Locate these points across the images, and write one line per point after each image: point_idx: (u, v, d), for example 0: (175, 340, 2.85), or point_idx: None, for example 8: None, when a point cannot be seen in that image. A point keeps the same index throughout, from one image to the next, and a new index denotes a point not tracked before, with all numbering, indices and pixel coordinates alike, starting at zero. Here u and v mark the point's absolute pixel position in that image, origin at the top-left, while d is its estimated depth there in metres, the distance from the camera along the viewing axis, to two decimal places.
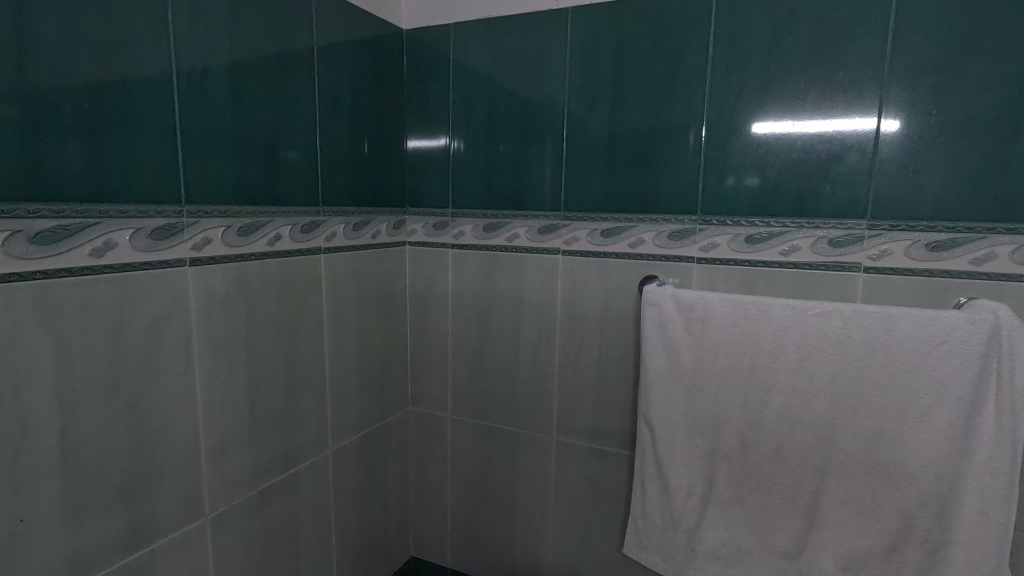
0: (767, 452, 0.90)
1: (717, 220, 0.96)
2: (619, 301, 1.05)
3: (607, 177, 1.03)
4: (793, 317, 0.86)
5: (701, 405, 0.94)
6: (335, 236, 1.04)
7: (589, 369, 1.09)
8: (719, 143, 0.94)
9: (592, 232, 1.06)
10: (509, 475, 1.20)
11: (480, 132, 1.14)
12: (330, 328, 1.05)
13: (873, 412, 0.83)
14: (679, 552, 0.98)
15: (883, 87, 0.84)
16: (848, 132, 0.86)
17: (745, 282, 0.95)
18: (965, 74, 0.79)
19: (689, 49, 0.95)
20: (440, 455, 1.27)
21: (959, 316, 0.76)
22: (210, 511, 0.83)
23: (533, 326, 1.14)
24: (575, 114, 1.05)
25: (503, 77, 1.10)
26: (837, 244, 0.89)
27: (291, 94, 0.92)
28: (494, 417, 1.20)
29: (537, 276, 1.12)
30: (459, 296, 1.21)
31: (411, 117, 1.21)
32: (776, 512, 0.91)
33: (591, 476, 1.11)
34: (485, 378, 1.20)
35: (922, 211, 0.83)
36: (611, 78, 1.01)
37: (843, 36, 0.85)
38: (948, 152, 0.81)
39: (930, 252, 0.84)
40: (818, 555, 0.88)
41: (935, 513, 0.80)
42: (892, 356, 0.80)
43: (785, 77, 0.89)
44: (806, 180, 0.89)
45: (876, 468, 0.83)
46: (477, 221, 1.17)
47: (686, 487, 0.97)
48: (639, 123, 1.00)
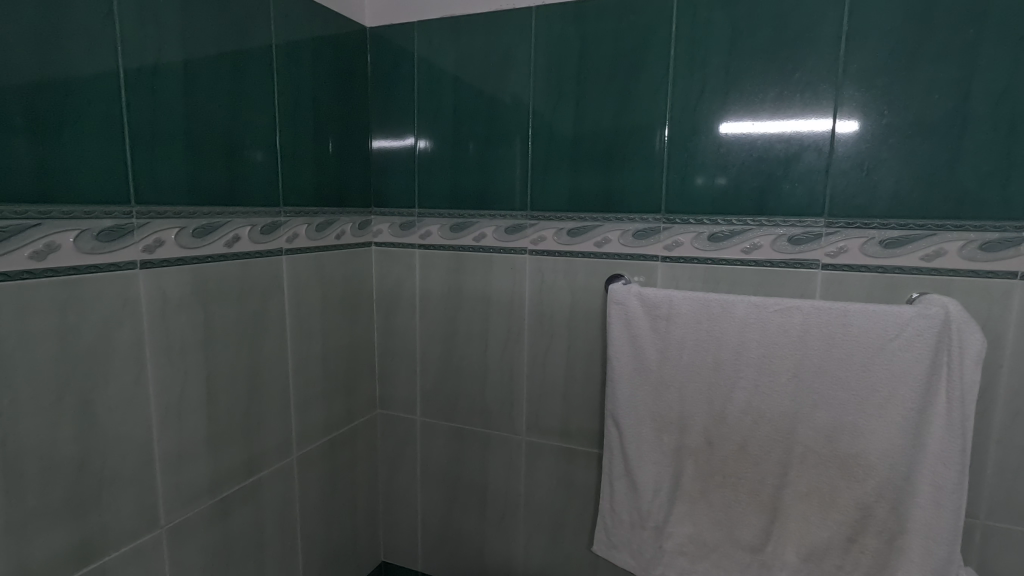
0: (730, 448, 0.92)
1: (680, 218, 0.97)
2: (586, 300, 1.05)
3: (572, 176, 1.04)
4: (754, 314, 0.87)
5: (667, 402, 0.95)
6: (298, 237, 1.02)
7: (558, 368, 1.09)
8: (681, 142, 0.95)
9: (558, 231, 1.06)
10: (480, 476, 1.19)
11: (446, 131, 1.13)
12: (294, 332, 1.03)
13: (832, 406, 0.84)
14: (647, 549, 0.99)
15: (838, 87, 0.85)
16: (805, 132, 0.88)
17: (708, 280, 0.96)
18: (916, 75, 0.81)
19: (651, 49, 0.95)
20: (410, 457, 1.26)
21: (912, 311, 0.78)
22: (166, 520, 0.81)
23: (501, 326, 1.13)
24: (540, 114, 1.05)
25: (468, 76, 1.10)
26: (796, 242, 0.90)
27: (248, 93, 0.90)
28: (464, 418, 1.19)
29: (504, 276, 1.12)
30: (427, 297, 1.20)
31: (376, 116, 1.20)
32: (740, 506, 0.92)
33: (561, 474, 1.11)
34: (454, 379, 1.19)
35: (876, 209, 0.85)
36: (576, 77, 1.01)
37: (799, 37, 0.86)
38: (900, 152, 0.83)
39: (884, 248, 0.86)
40: (781, 547, 0.89)
41: (890, 503, 0.82)
42: (849, 351, 0.82)
43: (744, 78, 0.90)
44: (766, 179, 0.91)
45: (835, 461, 0.85)
46: (443, 221, 1.16)
47: (653, 484, 0.97)
48: (603, 123, 1.00)
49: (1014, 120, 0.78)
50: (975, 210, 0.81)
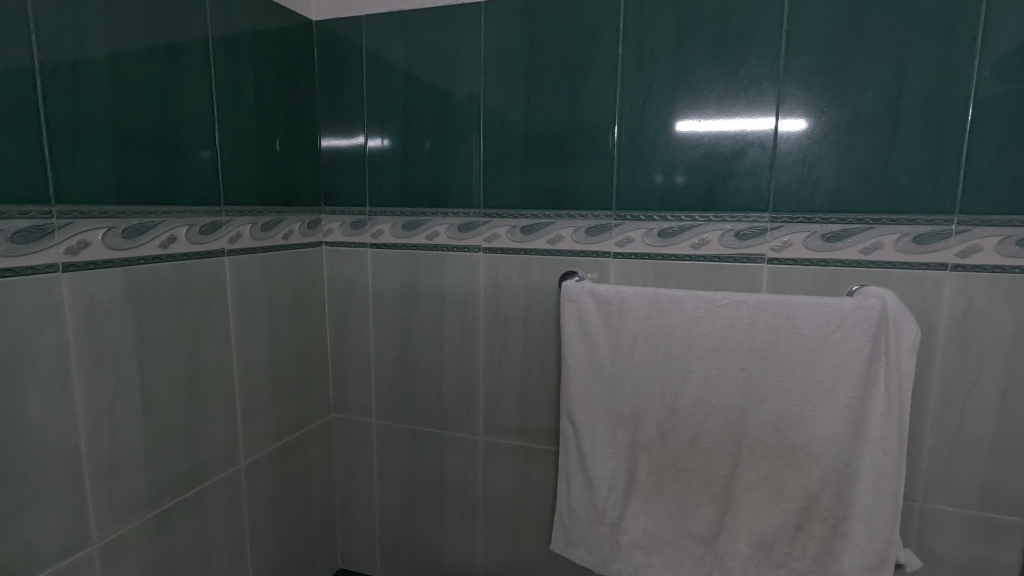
0: (683, 441, 0.92)
1: (631, 215, 0.97)
2: (540, 297, 1.05)
3: (524, 173, 1.03)
4: (704, 308, 0.88)
5: (620, 397, 0.95)
6: (241, 237, 0.98)
7: (514, 366, 1.08)
8: (631, 140, 0.96)
9: (511, 228, 1.05)
10: (438, 478, 1.17)
11: (397, 128, 1.11)
12: (239, 335, 0.99)
13: (779, 397, 0.86)
14: (604, 545, 0.99)
15: (780, 85, 0.87)
16: (749, 129, 0.89)
17: (659, 276, 0.97)
18: (852, 73, 0.84)
19: (600, 47, 0.95)
20: (366, 461, 1.24)
21: (851, 302, 0.81)
22: (98, 536, 0.77)
23: (456, 325, 1.12)
24: (492, 110, 1.04)
25: (418, 72, 1.08)
26: (743, 236, 0.92)
27: (182, 87, 0.86)
28: (420, 420, 1.17)
29: (458, 274, 1.10)
30: (380, 297, 1.17)
31: (325, 114, 1.17)
32: (693, 498, 0.93)
33: (519, 473, 1.11)
34: (410, 380, 1.17)
35: (818, 204, 0.88)
36: (526, 74, 1.00)
37: (742, 35, 0.88)
38: (840, 148, 0.85)
39: (826, 242, 0.88)
40: (733, 538, 0.91)
41: (834, 490, 0.85)
42: (794, 342, 0.84)
43: (691, 76, 0.91)
44: (713, 175, 0.92)
45: (782, 451, 0.87)
46: (396, 219, 1.14)
47: (609, 480, 0.98)
48: (555, 120, 1.00)
49: (943, 118, 0.81)
50: (908, 204, 0.84)
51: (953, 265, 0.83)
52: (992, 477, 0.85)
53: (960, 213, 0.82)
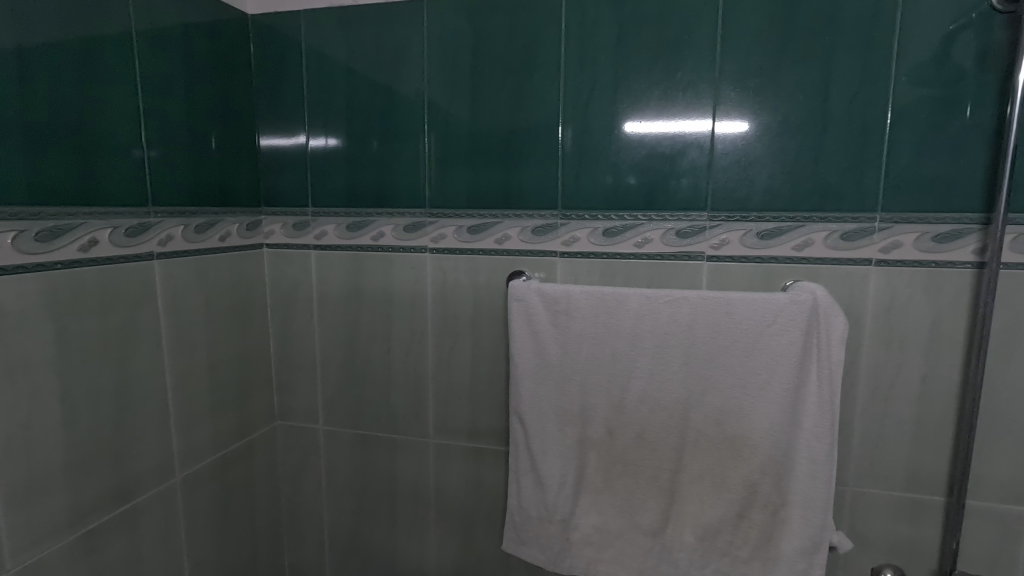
0: (629, 436, 0.94)
1: (576, 214, 0.98)
2: (488, 297, 1.04)
3: (471, 173, 1.02)
4: (647, 305, 0.90)
5: (568, 395, 0.96)
6: (172, 239, 0.94)
7: (463, 367, 1.08)
8: (576, 140, 0.96)
9: (458, 228, 1.04)
10: (388, 483, 1.15)
11: (340, 126, 1.08)
12: (172, 343, 0.94)
13: (719, 391, 0.89)
14: (555, 542, 0.99)
15: (716, 88, 0.90)
16: (687, 131, 0.91)
17: (605, 275, 0.98)
18: (783, 77, 0.87)
19: (543, 47, 0.96)
20: (314, 468, 1.20)
21: (785, 297, 0.84)
22: (13, 562, 0.72)
23: (404, 327, 1.10)
24: (436, 109, 1.02)
25: (361, 70, 1.06)
26: (683, 235, 0.94)
27: (104, 82, 0.81)
28: (369, 424, 1.15)
29: (406, 275, 1.09)
30: (325, 300, 1.14)
31: (263, 111, 1.13)
32: (640, 492, 0.95)
33: (470, 474, 1.10)
34: (358, 384, 1.15)
35: (753, 203, 0.91)
36: (470, 73, 1.00)
37: (680, 39, 0.90)
38: (773, 149, 0.89)
39: (761, 240, 0.91)
40: (679, 529, 0.93)
41: (773, 478, 0.88)
42: (732, 337, 0.87)
43: (631, 78, 0.93)
44: (655, 175, 0.94)
45: (723, 443, 0.90)
46: (340, 220, 1.11)
47: (559, 477, 0.98)
48: (500, 120, 1.00)
49: (865, 121, 0.85)
50: (836, 203, 0.88)
51: (876, 261, 0.87)
52: (915, 459, 0.90)
53: (882, 211, 0.86)
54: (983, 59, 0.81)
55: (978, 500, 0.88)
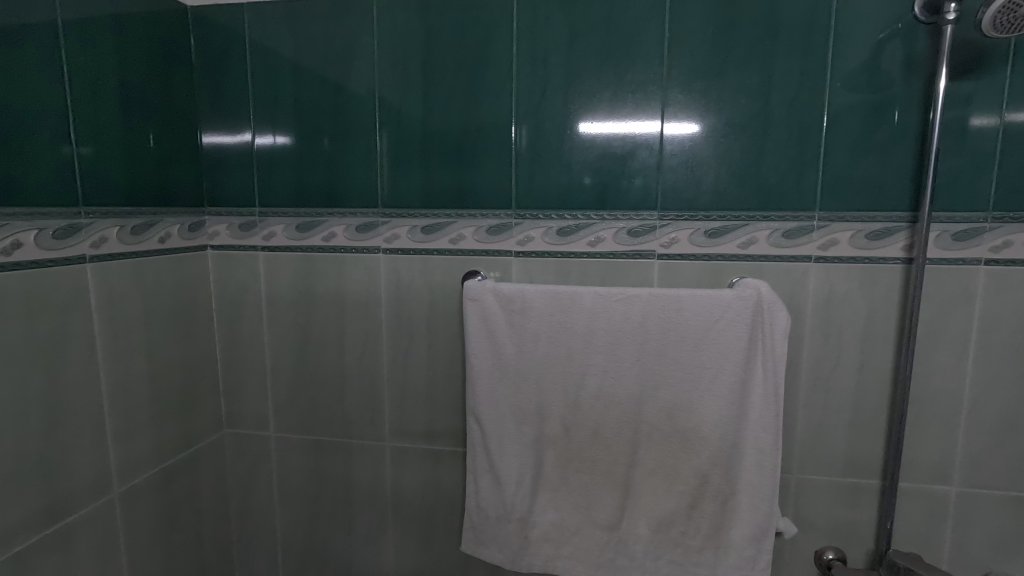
0: (585, 433, 0.95)
1: (530, 214, 0.98)
2: (443, 298, 1.04)
3: (424, 173, 1.01)
4: (601, 303, 0.91)
5: (524, 394, 0.96)
6: (106, 241, 0.89)
7: (419, 368, 1.06)
8: (529, 140, 0.97)
9: (412, 228, 1.03)
10: (344, 488, 1.13)
11: (288, 124, 1.05)
12: (107, 350, 0.89)
13: (671, 385, 0.91)
14: (513, 541, 0.99)
15: (664, 90, 0.92)
16: (637, 132, 0.93)
17: (559, 273, 0.99)
18: (727, 80, 0.90)
19: (495, 47, 0.96)
20: (265, 476, 1.16)
21: (731, 294, 0.87)
22: None
23: (358, 329, 1.08)
24: (388, 107, 1.01)
25: (308, 66, 1.03)
26: (635, 234, 0.96)
27: (26, 73, 0.76)
28: (322, 429, 1.12)
29: (359, 276, 1.07)
30: (275, 303, 1.11)
31: (206, 107, 1.08)
32: (596, 488, 0.96)
33: (428, 476, 1.09)
34: (311, 389, 1.12)
35: (701, 203, 0.93)
36: (422, 71, 0.99)
37: (628, 41, 0.92)
38: (719, 150, 0.92)
39: (708, 238, 0.94)
40: (634, 522, 0.95)
41: (722, 469, 0.91)
42: (682, 332, 0.89)
43: (582, 80, 0.94)
44: (607, 175, 0.95)
45: (675, 436, 0.92)
46: (288, 220, 1.08)
47: (516, 476, 0.98)
48: (452, 119, 0.99)
49: (804, 124, 0.89)
50: (777, 202, 0.91)
51: (816, 257, 0.91)
52: (853, 446, 0.94)
53: (820, 209, 0.90)
54: (908, 66, 0.86)
55: (909, 482, 0.94)
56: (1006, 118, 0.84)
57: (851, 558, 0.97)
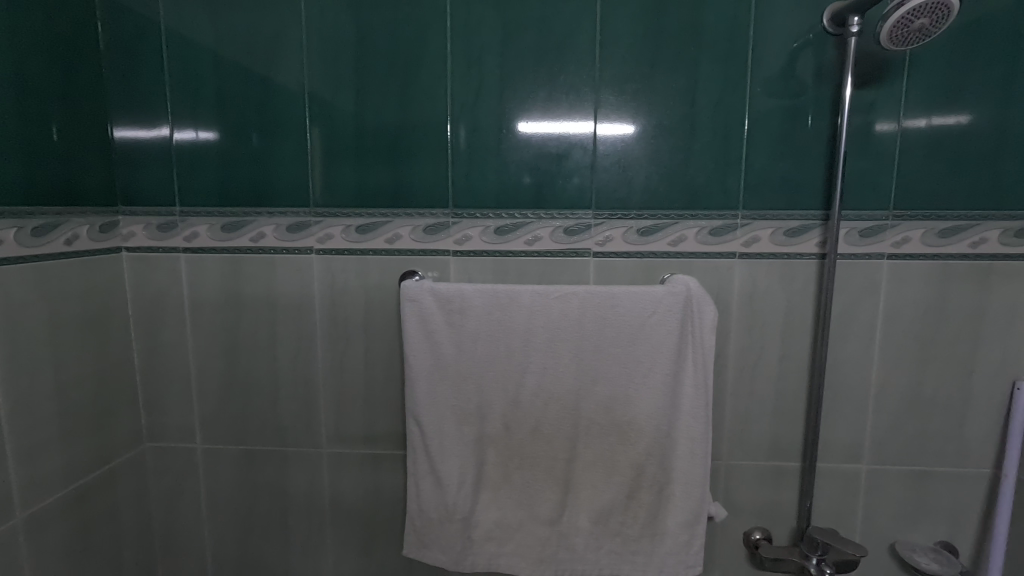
0: (525, 430, 0.96)
1: (468, 213, 0.98)
2: (380, 299, 1.02)
3: (357, 171, 0.99)
4: (539, 301, 0.92)
5: (464, 394, 0.96)
6: (3, 243, 0.81)
7: (356, 371, 1.04)
8: (465, 139, 0.96)
9: (346, 228, 1.00)
10: (278, 498, 1.09)
11: (210, 118, 1.00)
12: (4, 363, 0.82)
13: (607, 380, 0.93)
14: (456, 542, 0.98)
15: (597, 91, 0.94)
16: (571, 133, 0.95)
17: (498, 272, 0.99)
18: (655, 84, 0.93)
19: (429, 45, 0.95)
20: (192, 491, 1.10)
21: (663, 290, 0.90)
22: None
23: (290, 333, 1.04)
24: (318, 103, 0.98)
25: (232, 58, 0.98)
26: (571, 233, 0.97)
27: None
28: (254, 438, 1.08)
29: (290, 278, 1.03)
30: (199, 307, 1.05)
31: (117, 99, 1.01)
32: (538, 484, 0.97)
33: (367, 482, 1.07)
34: (240, 396, 1.07)
35: (633, 202, 0.96)
36: (354, 67, 0.96)
37: (561, 42, 0.93)
38: (649, 151, 0.95)
39: (640, 236, 0.97)
40: (575, 515, 0.97)
41: (657, 459, 0.94)
42: (618, 328, 0.91)
43: (517, 80, 0.94)
44: (543, 174, 0.96)
45: (612, 429, 0.94)
46: (213, 220, 1.02)
47: (458, 477, 0.97)
48: (386, 117, 0.97)
49: (727, 127, 0.93)
50: (704, 201, 0.95)
51: (740, 254, 0.96)
52: (776, 431, 1.00)
53: (743, 208, 0.95)
54: (819, 74, 0.92)
55: (826, 462, 1.01)
56: (903, 125, 0.92)
57: (777, 537, 1.03)
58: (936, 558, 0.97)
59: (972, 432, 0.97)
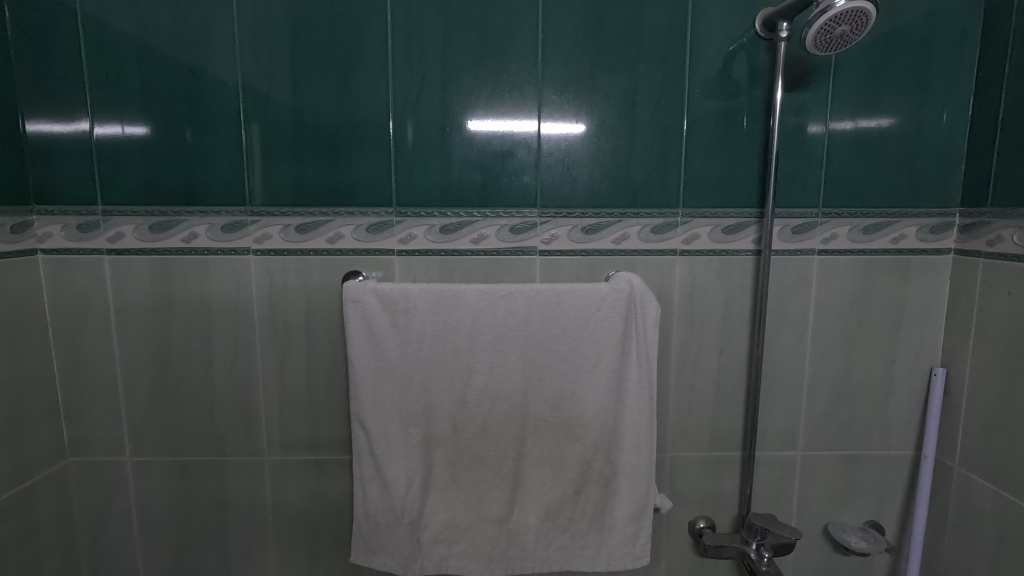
0: (473, 430, 0.95)
1: (412, 211, 0.97)
2: (322, 300, 0.99)
3: (296, 168, 0.95)
4: (484, 300, 0.92)
5: (411, 395, 0.94)
6: None
7: (298, 375, 1.01)
8: (408, 136, 0.95)
9: (285, 227, 0.97)
10: (217, 510, 1.04)
11: (134, 112, 0.94)
12: None
13: (554, 377, 0.94)
14: (405, 546, 0.96)
15: (540, 90, 0.94)
16: (514, 131, 0.95)
17: (443, 271, 0.98)
18: (596, 84, 0.94)
19: (368, 39, 0.93)
20: (121, 506, 1.04)
21: (607, 287, 0.92)
22: None
23: (227, 337, 1.00)
24: (253, 97, 0.94)
25: (157, 49, 0.93)
26: (516, 231, 0.97)
27: None
28: (189, 448, 1.03)
29: (226, 280, 0.98)
30: (126, 312, 0.99)
31: (27, 90, 0.94)
32: (486, 483, 0.97)
33: (312, 488, 1.03)
34: (173, 405, 1.01)
35: (577, 200, 0.97)
36: (290, 60, 0.93)
37: (503, 40, 0.93)
38: (592, 150, 0.96)
39: (585, 234, 0.98)
40: (524, 512, 0.97)
41: (604, 453, 0.95)
42: (563, 326, 0.92)
43: (459, 77, 0.94)
44: (487, 173, 0.96)
45: (560, 426, 0.95)
46: (139, 220, 0.97)
47: (405, 480, 0.96)
48: (326, 113, 0.94)
49: (666, 127, 0.95)
50: (645, 200, 0.97)
51: (680, 251, 0.99)
52: (717, 422, 1.03)
53: (683, 206, 0.97)
54: (752, 77, 0.95)
55: (764, 450, 1.04)
56: (831, 127, 0.96)
57: (719, 525, 1.06)
58: (864, 536, 1.02)
59: (895, 417, 1.04)
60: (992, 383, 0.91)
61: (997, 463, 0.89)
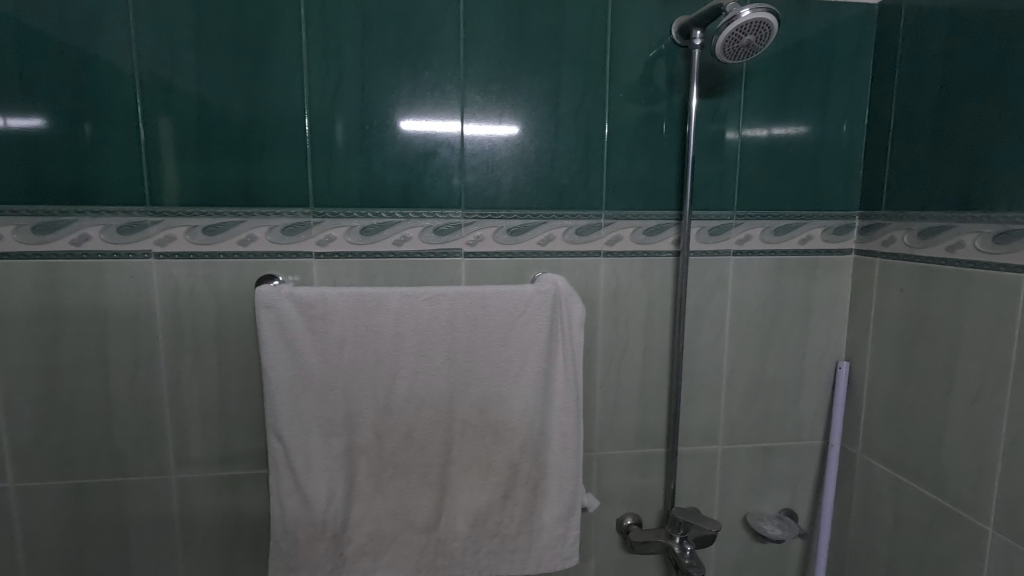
0: (398, 437, 0.93)
1: (330, 212, 0.93)
2: (234, 306, 0.93)
3: (202, 165, 0.90)
4: (407, 303, 0.89)
5: (331, 404, 0.90)
6: None
7: (208, 386, 0.94)
8: (325, 134, 0.91)
9: (191, 228, 0.91)
10: (120, 534, 0.96)
11: (14, 101, 0.85)
12: None
13: (481, 380, 0.93)
14: (327, 561, 0.92)
15: (462, 90, 0.93)
16: (436, 131, 0.93)
17: (365, 274, 0.95)
18: (519, 85, 0.94)
19: (280, 32, 0.88)
20: (4, 537, 0.94)
21: (532, 289, 0.92)
22: None
23: (127, 347, 0.92)
24: (153, 88, 0.87)
25: (41, 33, 0.85)
26: (440, 233, 0.96)
27: None
28: (86, 469, 0.94)
29: (125, 285, 0.91)
30: (7, 322, 0.89)
31: None
32: (412, 492, 0.94)
33: (225, 505, 0.97)
34: (65, 422, 0.93)
35: (502, 202, 0.96)
36: (193, 50, 0.87)
37: (424, 39, 0.91)
38: (515, 152, 0.95)
39: (510, 236, 0.97)
40: (451, 519, 0.95)
41: (531, 456, 0.95)
42: (489, 328, 0.91)
43: (379, 75, 0.91)
44: (410, 173, 0.94)
45: (487, 430, 0.94)
46: (22, 220, 0.88)
47: (326, 492, 0.91)
48: (234, 108, 0.89)
49: (588, 131, 0.96)
50: (569, 202, 0.98)
51: (605, 252, 1.00)
52: (642, 419, 1.05)
53: (606, 209, 0.99)
54: (671, 83, 0.97)
55: (687, 446, 1.07)
56: (744, 133, 1.01)
57: (646, 521, 1.08)
58: (780, 523, 1.07)
59: (805, 408, 1.09)
60: (888, 374, 0.97)
61: (894, 449, 0.95)
